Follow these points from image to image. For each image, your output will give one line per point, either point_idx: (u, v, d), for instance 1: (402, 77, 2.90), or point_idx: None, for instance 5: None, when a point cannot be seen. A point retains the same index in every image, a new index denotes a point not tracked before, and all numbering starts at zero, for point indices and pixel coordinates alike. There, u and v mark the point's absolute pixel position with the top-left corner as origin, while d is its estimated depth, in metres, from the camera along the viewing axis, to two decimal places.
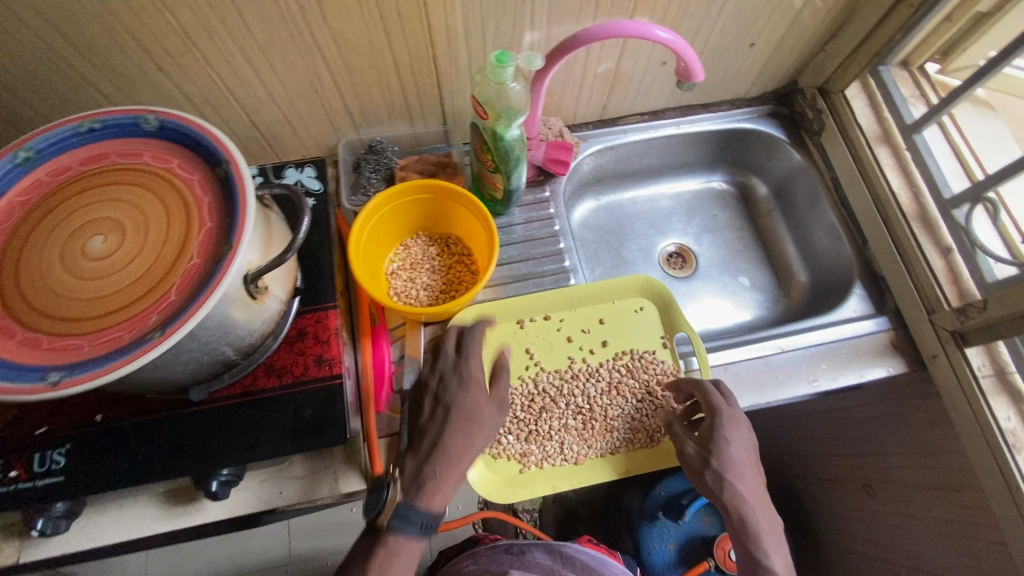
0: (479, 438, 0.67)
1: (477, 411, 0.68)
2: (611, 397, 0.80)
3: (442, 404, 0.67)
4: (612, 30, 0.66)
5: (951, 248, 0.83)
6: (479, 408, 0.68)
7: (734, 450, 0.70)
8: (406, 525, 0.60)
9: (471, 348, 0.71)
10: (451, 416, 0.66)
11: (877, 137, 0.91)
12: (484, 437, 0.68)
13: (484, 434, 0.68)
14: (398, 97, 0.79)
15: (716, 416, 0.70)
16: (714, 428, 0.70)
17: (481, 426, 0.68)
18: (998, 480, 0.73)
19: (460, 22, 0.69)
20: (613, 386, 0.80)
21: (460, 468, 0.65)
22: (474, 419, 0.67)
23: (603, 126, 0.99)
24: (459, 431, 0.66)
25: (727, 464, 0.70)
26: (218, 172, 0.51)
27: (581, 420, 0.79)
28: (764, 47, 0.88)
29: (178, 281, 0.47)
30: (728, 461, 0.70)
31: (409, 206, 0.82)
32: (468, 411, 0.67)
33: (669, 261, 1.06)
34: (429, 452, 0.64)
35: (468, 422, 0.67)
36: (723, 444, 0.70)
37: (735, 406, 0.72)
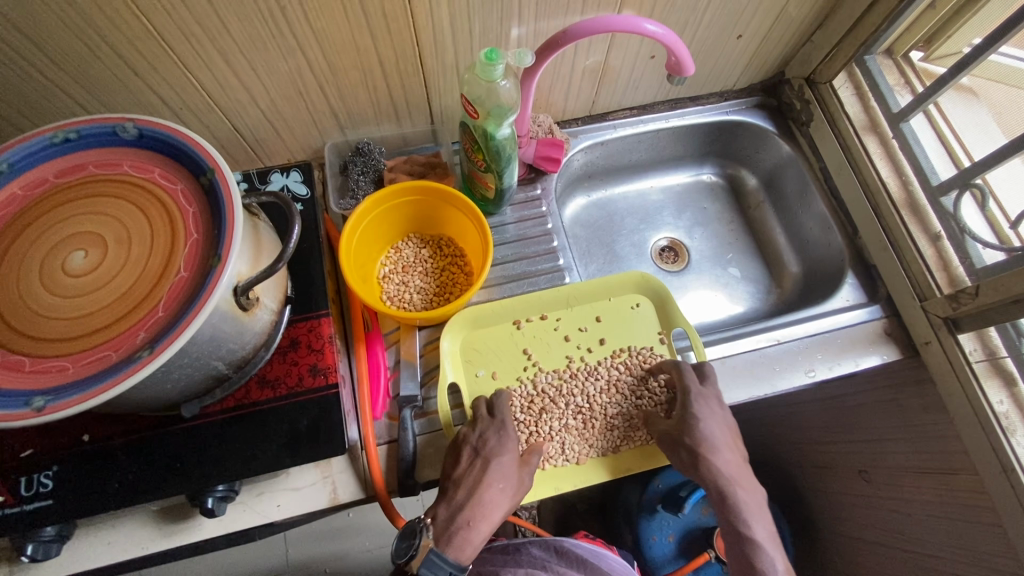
0: (512, 497, 0.69)
1: (509, 471, 0.69)
2: (608, 395, 0.79)
3: (481, 457, 0.68)
4: (602, 25, 0.65)
5: (939, 235, 0.84)
6: (514, 463, 0.70)
7: (710, 428, 0.71)
8: (432, 575, 0.62)
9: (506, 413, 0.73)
10: (490, 471, 0.67)
11: (865, 126, 0.91)
12: (516, 497, 0.70)
13: (516, 490, 0.69)
14: (383, 97, 0.77)
15: (687, 396, 0.72)
16: (685, 406, 0.72)
17: (514, 486, 0.70)
18: (992, 463, 0.75)
19: (447, 20, 0.68)
20: (609, 383, 0.80)
21: (490, 522, 0.67)
22: (508, 474, 0.69)
23: (592, 122, 0.98)
24: (494, 484, 0.67)
25: (702, 442, 0.71)
26: (203, 181, 0.50)
27: (580, 420, 0.78)
28: (751, 39, 0.87)
29: (166, 296, 0.46)
30: (701, 438, 0.71)
31: (400, 209, 0.81)
32: (504, 467, 0.69)
33: (661, 255, 1.06)
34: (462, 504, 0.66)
35: (503, 479, 0.68)
36: (697, 422, 0.71)
37: (709, 385, 0.74)
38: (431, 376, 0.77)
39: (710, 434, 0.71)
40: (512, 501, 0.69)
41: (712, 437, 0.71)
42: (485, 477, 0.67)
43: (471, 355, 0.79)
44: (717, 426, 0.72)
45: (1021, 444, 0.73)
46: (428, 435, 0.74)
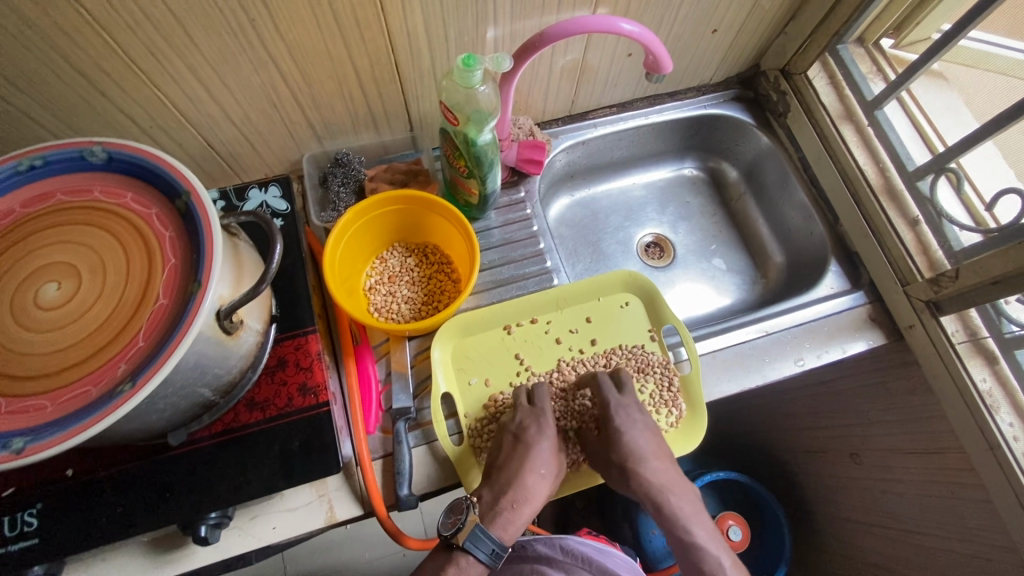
0: (552, 481, 0.71)
1: (549, 456, 0.71)
2: (569, 409, 0.78)
3: (522, 443, 0.70)
4: (578, 25, 0.64)
5: (917, 220, 0.85)
6: (552, 450, 0.72)
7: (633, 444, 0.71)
8: (476, 547, 0.66)
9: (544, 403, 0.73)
10: (531, 455, 0.69)
11: (840, 115, 0.92)
12: (554, 481, 0.72)
13: (554, 474, 0.71)
14: (360, 106, 0.76)
15: (606, 410, 0.74)
16: (607, 421, 0.73)
17: (553, 471, 0.71)
18: (980, 441, 0.76)
19: (421, 25, 0.66)
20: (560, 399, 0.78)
21: (533, 505, 0.69)
22: (547, 459, 0.71)
23: (572, 122, 0.97)
24: (536, 469, 0.69)
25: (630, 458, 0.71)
26: (178, 205, 0.48)
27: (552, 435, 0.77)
28: (726, 33, 0.88)
29: (146, 325, 0.44)
30: (627, 454, 0.71)
31: (383, 218, 0.80)
32: (544, 452, 0.70)
33: (647, 252, 1.06)
34: (506, 487, 0.68)
35: (544, 464, 0.70)
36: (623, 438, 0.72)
37: (627, 394, 0.75)
38: (424, 386, 0.76)
39: (637, 449, 0.71)
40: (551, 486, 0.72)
41: (639, 452, 0.71)
42: (528, 462, 0.69)
43: (462, 363, 0.78)
44: (643, 440, 0.72)
45: (1005, 422, 0.75)
46: (425, 446, 0.73)
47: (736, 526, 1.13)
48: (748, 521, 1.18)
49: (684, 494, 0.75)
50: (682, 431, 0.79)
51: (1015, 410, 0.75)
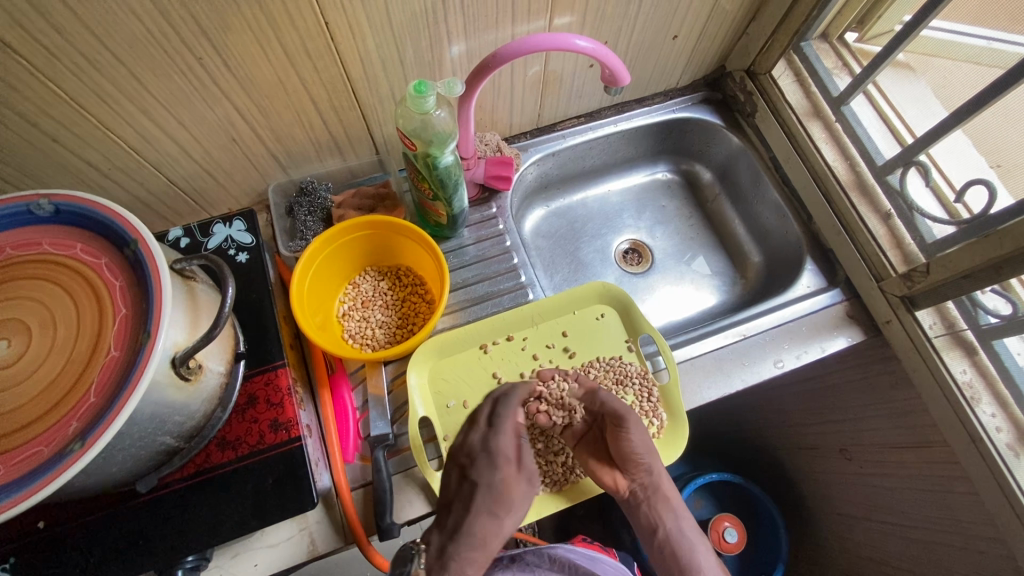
0: (508, 520, 0.68)
1: (510, 497, 0.69)
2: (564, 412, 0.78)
3: (468, 480, 0.67)
4: (532, 44, 0.64)
5: (889, 214, 0.85)
6: (503, 489, 0.68)
7: (637, 442, 0.72)
8: None
9: (507, 425, 0.72)
10: (478, 492, 0.66)
11: (807, 112, 0.92)
12: (511, 524, 0.69)
13: (510, 515, 0.68)
14: (322, 133, 0.75)
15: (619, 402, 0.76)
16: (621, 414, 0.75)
17: (508, 510, 0.68)
18: (962, 434, 0.76)
19: (373, 49, 0.66)
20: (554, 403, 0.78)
21: (486, 552, 0.64)
22: (503, 499, 0.68)
23: (541, 134, 0.97)
24: (489, 509, 0.66)
25: (631, 458, 0.73)
26: (128, 253, 0.48)
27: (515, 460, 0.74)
28: (688, 37, 0.87)
29: (97, 379, 0.44)
30: (629, 450, 0.72)
31: (352, 245, 0.79)
32: (498, 492, 0.67)
33: (625, 258, 1.06)
34: (455, 528, 0.65)
35: (495, 504, 0.67)
36: (622, 439, 0.72)
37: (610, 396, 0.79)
38: (402, 410, 0.76)
39: (636, 450, 0.72)
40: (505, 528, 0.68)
41: (642, 451, 0.72)
42: (476, 502, 0.66)
43: (440, 386, 0.78)
44: (643, 441, 0.73)
45: (985, 413, 0.75)
46: (405, 471, 0.73)
47: (732, 528, 1.12)
48: (744, 520, 1.17)
49: (669, 492, 0.78)
50: (665, 441, 0.79)
51: (996, 401, 0.75)
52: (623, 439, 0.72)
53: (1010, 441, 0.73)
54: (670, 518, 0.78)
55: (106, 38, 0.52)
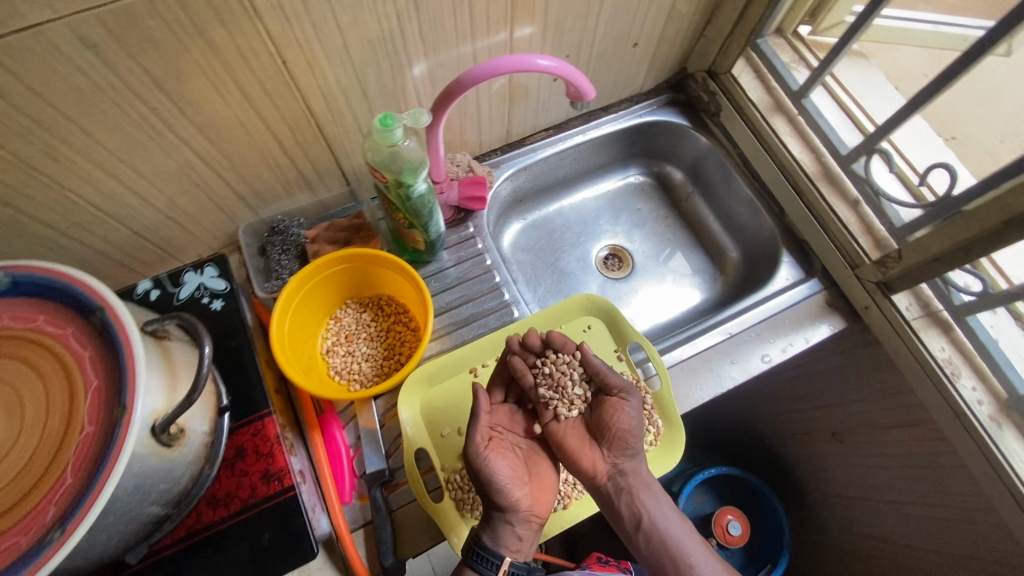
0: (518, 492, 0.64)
1: (500, 472, 0.63)
2: (556, 392, 0.74)
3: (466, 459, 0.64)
4: (493, 68, 0.64)
5: (857, 200, 0.87)
6: (500, 468, 0.64)
7: (627, 420, 0.68)
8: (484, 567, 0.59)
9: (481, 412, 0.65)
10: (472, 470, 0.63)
11: (770, 108, 0.94)
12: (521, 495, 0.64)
13: (516, 487, 0.64)
14: (289, 170, 0.73)
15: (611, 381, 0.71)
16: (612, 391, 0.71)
17: (515, 480, 0.64)
18: (947, 411, 0.78)
19: (334, 82, 0.65)
20: (548, 379, 0.74)
21: (509, 520, 0.62)
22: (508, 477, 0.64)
23: (512, 149, 0.97)
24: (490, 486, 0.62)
25: (621, 434, 0.68)
26: (94, 320, 0.46)
27: (522, 449, 0.73)
28: (647, 45, 0.88)
29: (73, 459, 0.42)
30: (618, 426, 0.69)
31: (330, 280, 0.77)
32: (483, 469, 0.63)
33: (606, 265, 1.06)
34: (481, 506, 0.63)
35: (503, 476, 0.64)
36: (615, 411, 0.70)
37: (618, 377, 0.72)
38: (397, 444, 0.74)
39: (627, 422, 0.68)
40: (544, 507, 0.68)
41: (635, 429, 0.68)
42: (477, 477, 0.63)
43: (434, 415, 0.76)
44: (638, 418, 0.69)
45: (966, 387, 0.77)
46: (405, 506, 0.71)
47: (735, 521, 1.13)
48: (746, 512, 1.18)
49: (649, 479, 0.70)
50: (663, 449, 0.80)
51: (975, 374, 0.78)
52: (620, 411, 0.69)
53: (992, 413, 0.76)
54: (650, 501, 0.68)
55: (52, 96, 0.50)
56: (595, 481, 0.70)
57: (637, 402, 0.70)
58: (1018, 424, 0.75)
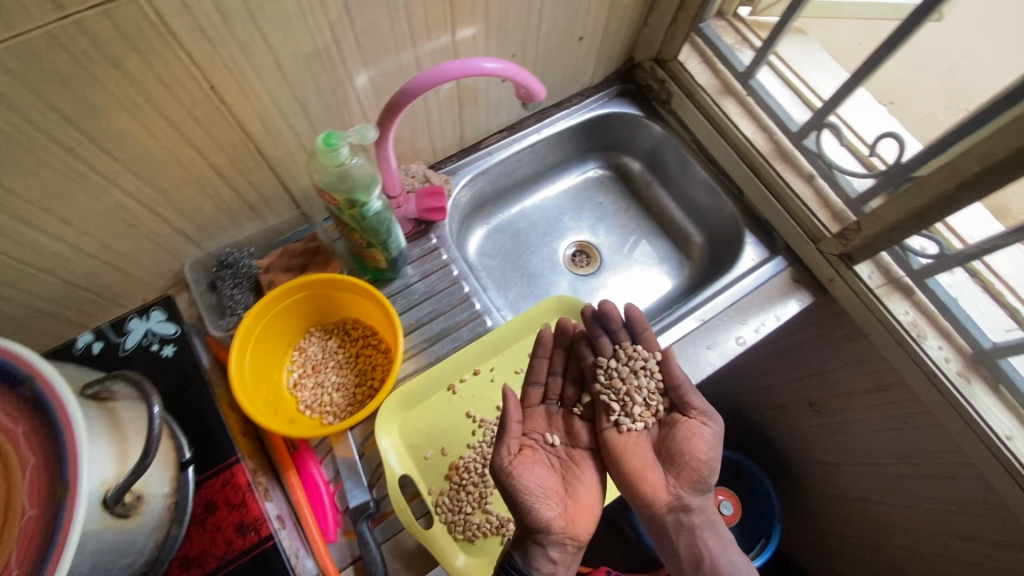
0: (553, 509, 0.62)
1: (528, 487, 0.62)
2: (624, 400, 0.71)
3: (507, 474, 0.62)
4: (439, 75, 0.61)
5: (812, 174, 0.88)
6: (527, 482, 0.63)
7: (699, 445, 0.67)
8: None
9: (508, 425, 0.64)
10: (511, 485, 0.62)
11: (719, 90, 0.94)
12: (550, 511, 0.61)
13: (546, 503, 0.62)
14: (232, 198, 0.69)
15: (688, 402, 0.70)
16: (687, 409, 0.70)
17: (544, 495, 0.63)
18: (918, 372, 0.80)
19: (270, 102, 0.61)
20: (614, 380, 0.71)
21: (537, 540, 0.60)
22: (537, 493, 0.62)
23: (467, 154, 0.94)
24: (521, 500, 0.61)
25: (694, 463, 0.66)
26: (24, 391, 0.41)
27: (557, 457, 0.71)
28: (592, 37, 0.87)
29: (16, 548, 0.38)
30: (686, 450, 0.67)
31: (288, 311, 0.73)
32: (516, 483, 0.62)
33: (574, 262, 1.05)
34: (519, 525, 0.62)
35: (535, 489, 0.62)
36: (690, 435, 0.68)
37: (695, 399, 0.70)
38: (378, 473, 0.71)
39: (701, 449, 0.66)
40: (583, 528, 0.64)
41: (709, 460, 0.66)
42: (510, 495, 0.62)
43: (415, 438, 0.73)
44: (714, 447, 0.67)
45: (933, 347, 0.79)
46: (394, 538, 0.69)
47: (726, 501, 1.18)
48: (736, 490, 1.20)
49: (714, 518, 0.67)
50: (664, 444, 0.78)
51: (940, 334, 0.80)
52: (697, 438, 0.67)
53: (959, 369, 0.78)
54: (715, 542, 0.65)
55: None
56: (652, 507, 0.67)
57: (717, 429, 0.68)
58: (984, 377, 0.77)
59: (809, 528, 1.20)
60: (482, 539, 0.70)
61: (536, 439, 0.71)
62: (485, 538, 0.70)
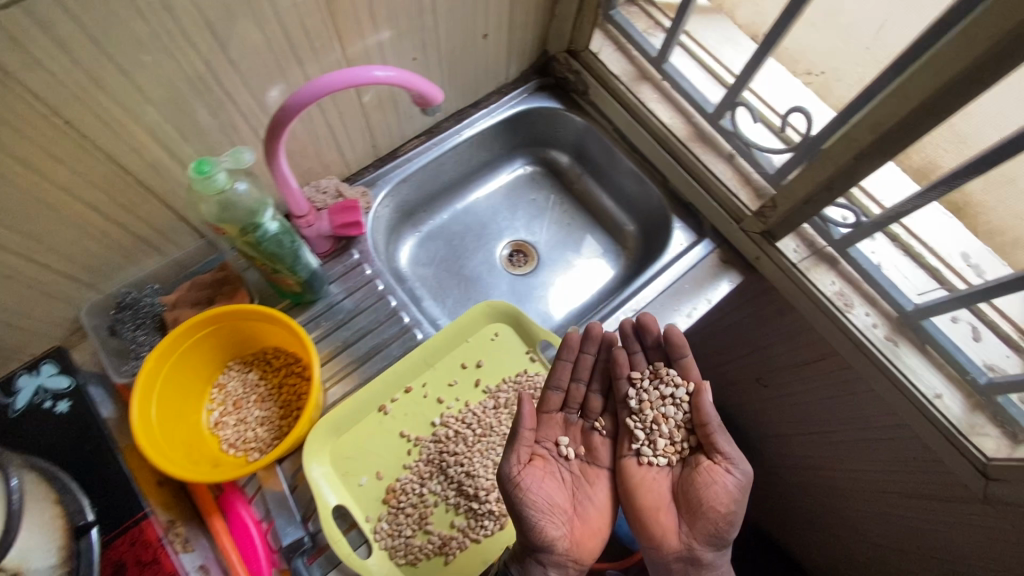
0: (557, 526, 0.62)
1: (535, 500, 0.62)
2: (648, 429, 0.70)
3: (515, 483, 0.62)
4: (320, 88, 0.58)
5: (731, 153, 0.88)
6: (534, 495, 0.62)
7: (720, 497, 0.62)
8: None
9: (520, 436, 0.63)
10: (518, 496, 0.61)
11: (634, 77, 0.93)
12: (552, 525, 0.61)
13: (551, 522, 0.61)
14: (122, 236, 0.65)
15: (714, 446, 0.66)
16: (713, 452, 0.66)
17: (548, 511, 0.63)
18: (845, 340, 0.81)
19: (143, 132, 0.57)
20: (642, 404, 0.70)
21: (535, 558, 0.60)
22: (542, 507, 0.62)
23: (385, 164, 0.91)
24: (525, 514, 0.61)
25: (709, 514, 0.62)
26: None
27: (570, 472, 0.71)
28: (497, 34, 0.84)
29: None
30: (703, 499, 0.63)
31: (198, 349, 0.69)
32: (520, 497, 0.61)
33: (511, 262, 1.03)
34: (522, 541, 0.62)
35: (541, 501, 0.62)
36: (711, 481, 0.64)
37: (727, 444, 0.65)
38: (312, 506, 0.68)
39: (718, 500, 0.62)
40: (588, 552, 0.65)
41: (728, 516, 0.61)
42: (515, 510, 0.61)
43: (348, 466, 0.70)
44: (737, 503, 0.62)
45: (860, 315, 0.80)
46: (333, 570, 0.66)
47: None
48: None
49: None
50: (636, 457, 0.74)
51: (866, 300, 0.81)
52: (719, 486, 0.63)
53: (886, 334, 0.79)
54: None
55: None
56: (661, 551, 0.64)
57: (742, 480, 0.63)
58: (911, 339, 0.79)
59: (772, 498, 1.23)
60: (424, 561, 0.68)
61: (552, 452, 0.71)
62: (428, 559, 0.68)
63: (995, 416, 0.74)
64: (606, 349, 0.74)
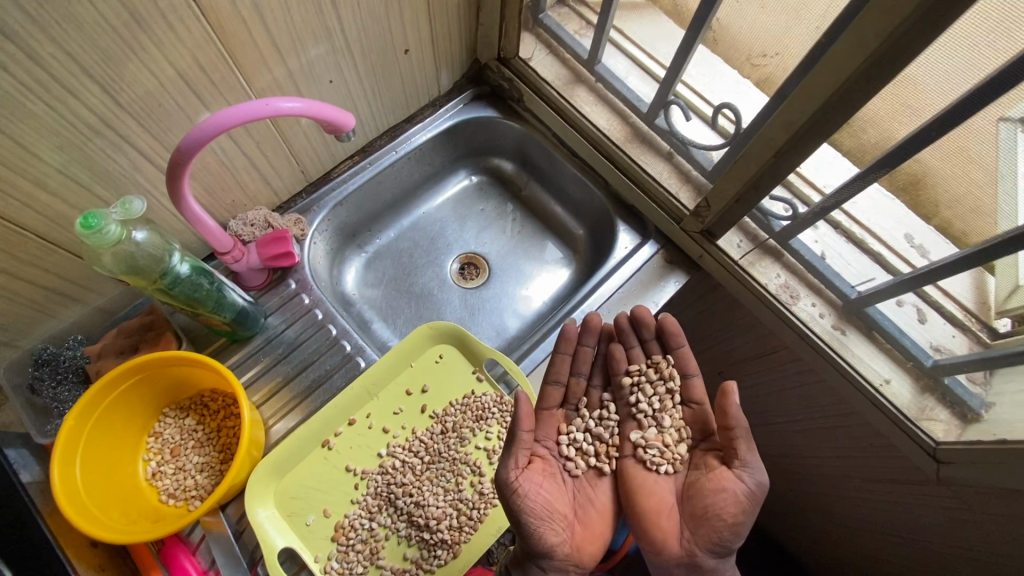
0: (554, 531, 0.62)
1: (534, 504, 0.62)
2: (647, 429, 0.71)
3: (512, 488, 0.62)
4: (222, 122, 0.55)
5: (670, 152, 0.86)
6: (532, 501, 0.62)
7: (726, 504, 0.60)
8: None
9: (515, 442, 0.63)
10: (512, 503, 0.61)
11: (568, 81, 0.92)
12: (547, 530, 0.61)
13: (549, 528, 0.61)
14: (33, 295, 0.62)
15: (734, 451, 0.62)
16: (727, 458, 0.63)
17: (547, 515, 0.63)
18: (792, 333, 0.81)
19: (35, 188, 0.54)
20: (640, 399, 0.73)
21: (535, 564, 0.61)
22: (541, 512, 0.62)
23: (318, 187, 0.89)
24: (524, 518, 0.60)
25: (714, 522, 0.60)
26: None
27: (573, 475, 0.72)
28: (419, 47, 0.82)
29: None
30: (709, 505, 0.62)
31: (126, 400, 0.67)
32: (515, 503, 0.61)
33: (462, 275, 1.01)
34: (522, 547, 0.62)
35: (539, 506, 0.63)
36: (716, 489, 0.62)
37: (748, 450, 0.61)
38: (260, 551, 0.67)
39: (722, 509, 0.61)
40: (589, 556, 0.65)
41: (734, 525, 0.60)
42: (513, 515, 0.61)
43: (293, 506, 0.68)
44: (744, 511, 0.60)
45: (805, 307, 0.80)
46: None
47: None
48: None
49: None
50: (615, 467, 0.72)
51: (812, 291, 0.80)
52: (726, 492, 0.61)
53: (833, 323, 0.79)
54: None
55: None
56: (661, 556, 0.63)
57: (754, 490, 0.60)
58: (858, 326, 0.79)
59: None
60: None
61: (553, 453, 0.72)
62: None
63: (944, 398, 0.73)
64: (604, 346, 0.76)
